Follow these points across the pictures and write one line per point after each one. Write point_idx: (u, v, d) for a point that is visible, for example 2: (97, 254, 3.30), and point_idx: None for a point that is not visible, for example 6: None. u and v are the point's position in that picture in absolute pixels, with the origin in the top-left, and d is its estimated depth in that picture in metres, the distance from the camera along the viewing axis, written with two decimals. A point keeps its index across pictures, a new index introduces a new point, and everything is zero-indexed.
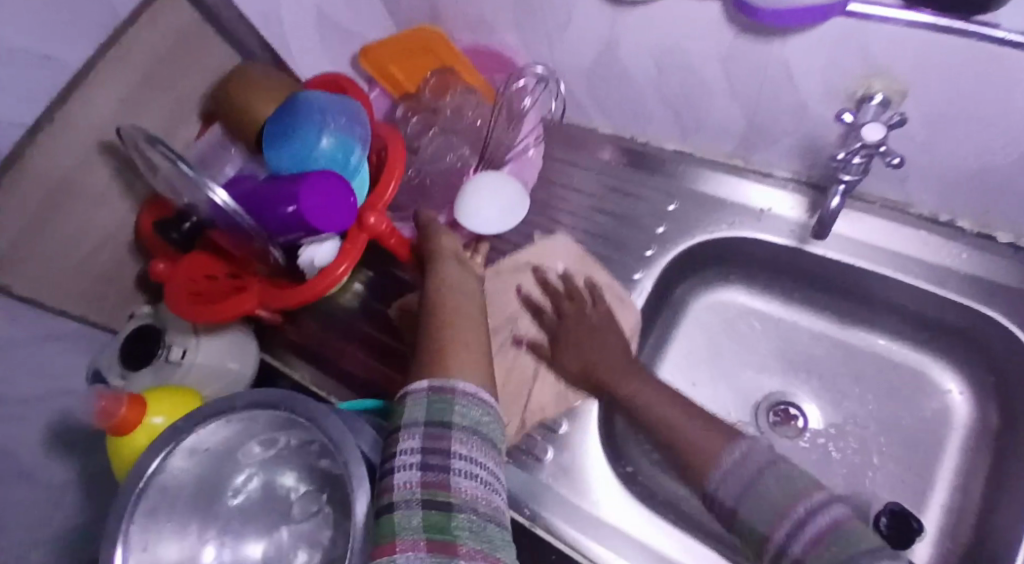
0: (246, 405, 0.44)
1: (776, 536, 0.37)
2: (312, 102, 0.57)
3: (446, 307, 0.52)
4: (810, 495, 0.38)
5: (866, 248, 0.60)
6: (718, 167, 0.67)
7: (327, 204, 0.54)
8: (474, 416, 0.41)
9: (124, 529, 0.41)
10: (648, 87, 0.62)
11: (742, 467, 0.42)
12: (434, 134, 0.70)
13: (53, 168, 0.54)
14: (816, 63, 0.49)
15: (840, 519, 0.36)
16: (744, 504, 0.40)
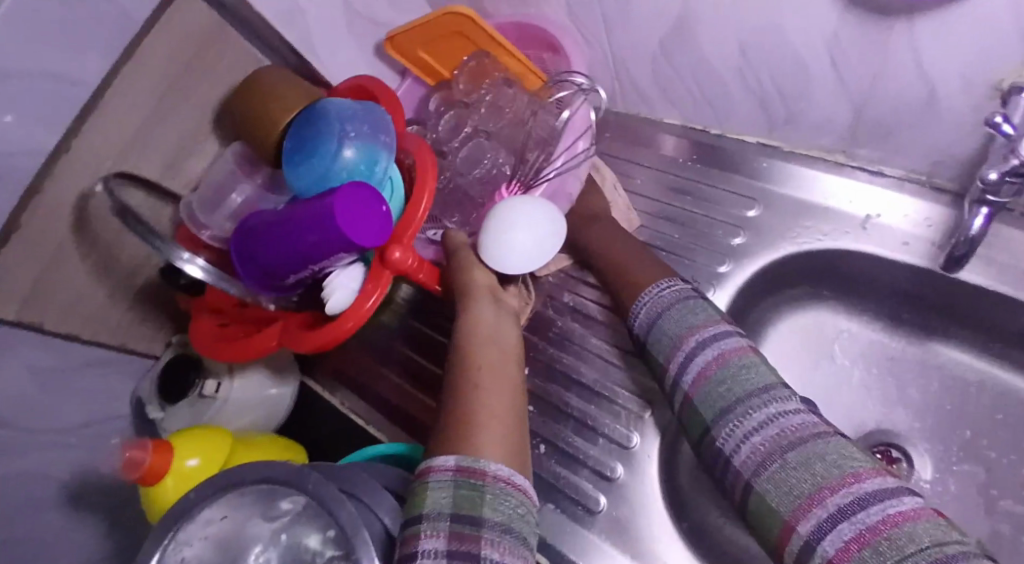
0: (253, 479, 0.41)
1: (672, 365, 0.44)
2: (330, 111, 0.50)
3: (474, 358, 0.47)
4: (708, 328, 0.43)
5: (1003, 270, 0.47)
6: (818, 164, 0.54)
7: (357, 219, 0.46)
8: (507, 511, 0.36)
9: None
10: (723, 71, 0.51)
11: (658, 303, 0.48)
12: (463, 142, 0.60)
13: (68, 201, 0.51)
14: (954, 44, 0.37)
15: (728, 350, 0.41)
16: (654, 330, 0.46)
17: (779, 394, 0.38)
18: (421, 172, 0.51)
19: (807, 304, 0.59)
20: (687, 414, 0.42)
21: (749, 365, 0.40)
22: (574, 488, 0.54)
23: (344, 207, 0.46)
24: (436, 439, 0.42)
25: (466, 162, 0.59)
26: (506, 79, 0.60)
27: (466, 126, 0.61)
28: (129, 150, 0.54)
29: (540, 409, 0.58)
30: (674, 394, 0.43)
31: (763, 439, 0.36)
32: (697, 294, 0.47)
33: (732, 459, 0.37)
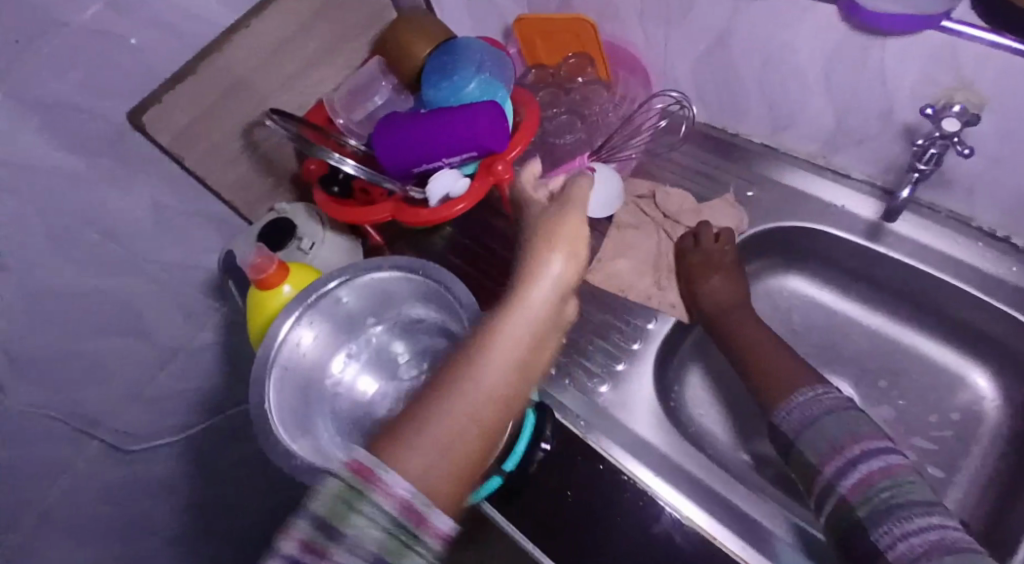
0: (389, 269, 0.56)
1: (828, 467, 0.50)
2: (468, 48, 0.69)
3: (475, 367, 0.35)
4: (872, 440, 0.50)
5: (926, 253, 0.65)
6: (801, 166, 0.73)
7: (487, 124, 0.62)
8: (378, 532, 0.27)
9: (292, 320, 0.56)
10: (747, 80, 0.69)
11: (807, 408, 0.56)
12: (562, 112, 0.81)
13: (237, 68, 0.65)
14: (908, 70, 0.56)
15: (895, 466, 0.48)
16: (810, 431, 0.53)
17: (941, 511, 0.44)
18: (528, 121, 0.68)
19: (781, 274, 0.76)
20: (836, 514, 0.48)
21: (912, 480, 0.47)
22: (583, 369, 0.69)
23: (482, 120, 0.63)
24: (408, 416, 0.34)
25: (559, 131, 0.81)
26: (597, 81, 0.79)
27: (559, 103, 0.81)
28: (288, 44, 0.69)
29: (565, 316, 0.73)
30: (826, 496, 0.49)
31: (922, 542, 0.42)
32: (855, 407, 0.54)
33: (885, 554, 0.43)
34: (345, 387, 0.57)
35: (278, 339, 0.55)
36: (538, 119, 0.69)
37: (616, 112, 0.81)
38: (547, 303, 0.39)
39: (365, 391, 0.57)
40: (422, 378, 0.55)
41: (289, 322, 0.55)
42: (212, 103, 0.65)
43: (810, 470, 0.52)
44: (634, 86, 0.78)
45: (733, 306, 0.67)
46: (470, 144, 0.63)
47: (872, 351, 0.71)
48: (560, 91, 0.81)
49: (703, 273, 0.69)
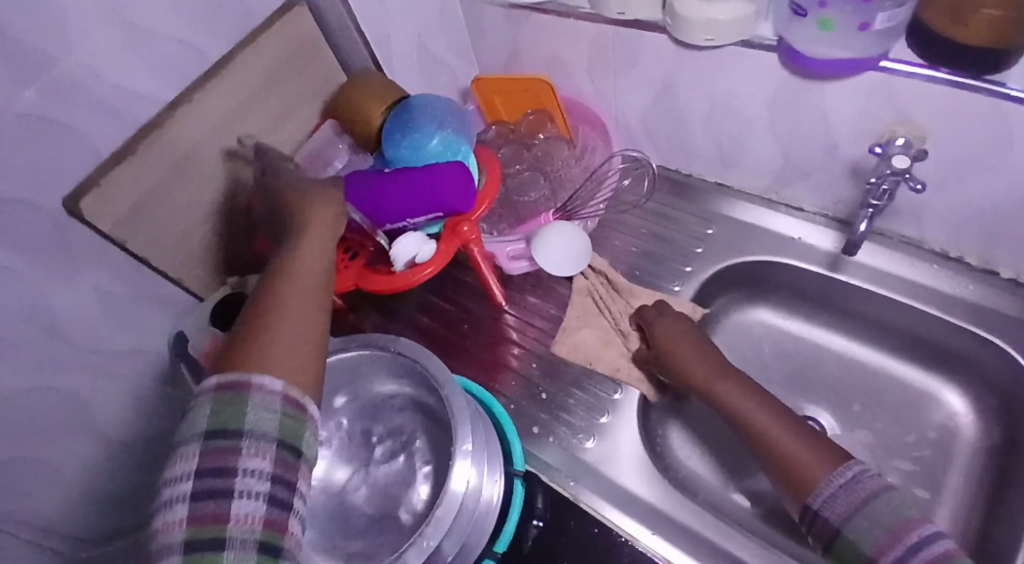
0: (357, 347, 0.53)
1: (885, 558, 0.40)
2: (427, 104, 0.67)
3: (277, 298, 0.44)
4: (927, 524, 0.40)
5: (884, 277, 0.67)
6: (755, 201, 0.75)
7: (455, 187, 0.62)
8: (272, 415, 0.37)
9: None
10: (698, 125, 0.71)
11: (848, 495, 0.44)
12: (524, 168, 0.79)
13: (181, 142, 0.64)
14: (848, 108, 0.58)
15: (954, 550, 0.38)
16: (853, 517, 0.43)
17: None
18: (491, 179, 0.68)
19: (747, 307, 0.77)
20: None
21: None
22: (566, 425, 0.67)
23: (450, 178, 0.62)
24: (234, 342, 0.41)
25: (523, 188, 0.78)
26: (558, 136, 0.79)
27: (522, 159, 0.79)
28: (235, 115, 0.68)
29: (540, 369, 0.72)
30: None
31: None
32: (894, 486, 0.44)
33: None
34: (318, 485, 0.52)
35: None
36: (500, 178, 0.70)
37: (579, 165, 0.79)
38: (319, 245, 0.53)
39: (340, 478, 0.53)
40: (404, 457, 0.53)
41: None
42: (157, 180, 0.63)
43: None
44: (595, 140, 0.79)
45: (719, 374, 0.62)
46: (439, 207, 0.63)
47: (844, 376, 0.72)
48: (522, 148, 0.80)
49: (676, 342, 0.65)
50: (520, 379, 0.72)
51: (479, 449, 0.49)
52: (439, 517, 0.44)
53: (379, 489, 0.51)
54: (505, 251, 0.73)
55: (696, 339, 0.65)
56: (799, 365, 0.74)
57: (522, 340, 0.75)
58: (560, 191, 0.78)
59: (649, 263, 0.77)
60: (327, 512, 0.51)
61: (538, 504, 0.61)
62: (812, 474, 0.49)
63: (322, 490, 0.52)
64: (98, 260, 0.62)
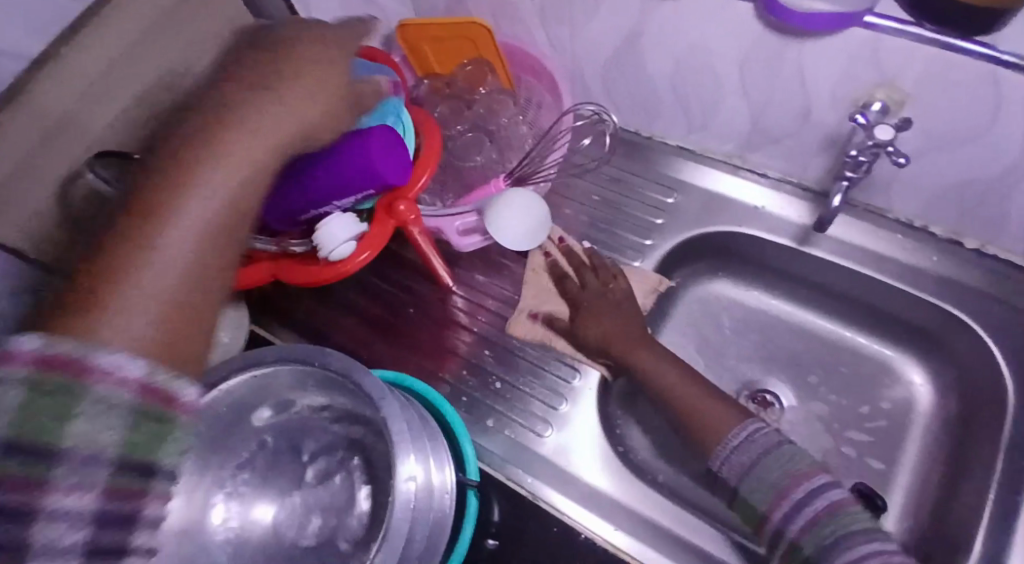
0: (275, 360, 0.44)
1: (774, 514, 0.46)
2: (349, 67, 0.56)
3: (157, 221, 0.33)
4: (811, 476, 0.47)
5: (850, 249, 0.64)
6: (718, 166, 0.70)
7: (388, 158, 0.52)
8: (116, 426, 0.24)
9: None
10: (662, 83, 0.64)
11: (743, 453, 0.50)
12: (466, 129, 0.72)
13: (49, 108, 0.51)
14: (828, 69, 0.52)
15: (837, 500, 0.45)
16: (746, 479, 0.49)
17: (881, 542, 0.43)
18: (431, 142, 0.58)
19: (705, 278, 0.73)
20: (789, 560, 0.45)
21: (856, 512, 0.45)
22: (521, 415, 0.62)
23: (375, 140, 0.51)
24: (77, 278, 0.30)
25: (469, 151, 0.72)
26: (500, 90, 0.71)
27: (462, 119, 0.72)
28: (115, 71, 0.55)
29: (494, 355, 0.66)
30: (775, 544, 0.47)
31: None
32: (785, 441, 0.50)
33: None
34: (239, 531, 0.43)
35: None
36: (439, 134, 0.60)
37: (527, 125, 0.72)
38: (219, 166, 0.36)
39: (263, 515, 0.44)
40: (341, 476, 0.46)
41: None
42: (19, 158, 0.50)
43: (756, 517, 0.48)
44: (540, 93, 0.71)
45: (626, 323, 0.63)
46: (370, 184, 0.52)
47: (804, 348, 0.70)
48: (461, 105, 0.72)
49: (593, 322, 0.63)
50: (472, 366, 0.66)
51: (424, 454, 0.43)
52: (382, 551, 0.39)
53: (315, 517, 0.44)
54: (454, 223, 0.66)
55: (614, 311, 0.63)
56: (759, 336, 0.71)
57: (472, 323, 0.69)
58: (509, 152, 0.73)
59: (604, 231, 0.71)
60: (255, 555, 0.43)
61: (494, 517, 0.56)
62: (710, 444, 0.53)
63: (243, 533, 0.43)
64: None
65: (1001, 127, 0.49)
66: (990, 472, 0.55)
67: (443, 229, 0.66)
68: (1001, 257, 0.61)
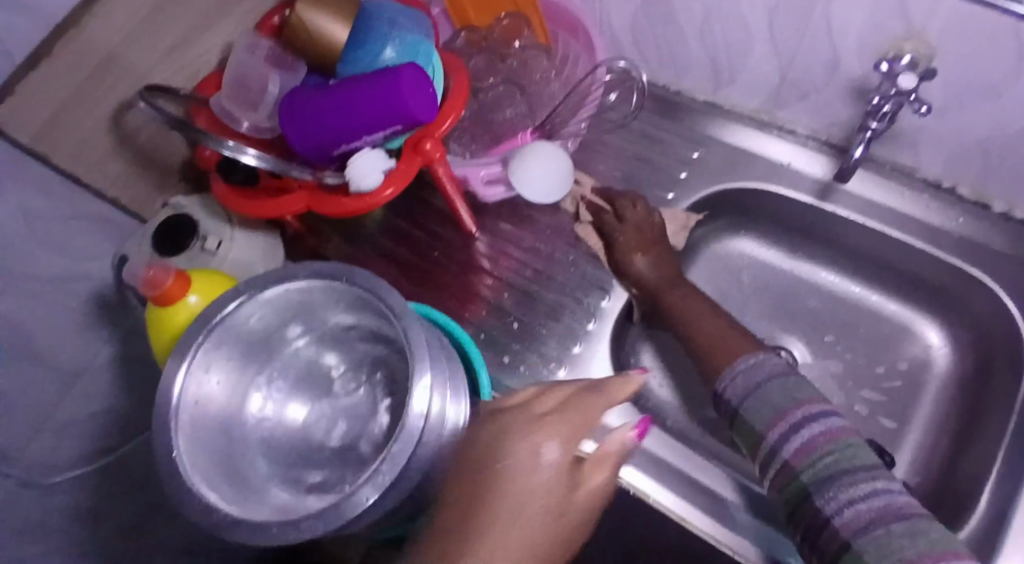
0: (305, 275, 0.45)
1: (771, 433, 0.47)
2: (381, 12, 0.60)
3: None
4: (811, 405, 0.47)
5: (873, 207, 0.64)
6: (745, 122, 0.70)
7: (416, 93, 0.54)
8: None
9: (184, 369, 0.43)
10: (692, 33, 0.64)
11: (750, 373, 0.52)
12: (498, 82, 0.73)
13: (98, 43, 0.57)
14: (856, 17, 0.52)
15: (834, 429, 0.45)
16: (750, 398, 0.50)
17: (885, 475, 0.41)
18: (458, 89, 0.60)
19: (727, 236, 0.74)
20: (784, 485, 0.45)
21: (856, 446, 0.44)
22: (537, 354, 0.65)
23: (403, 77, 0.53)
24: None
25: (500, 104, 0.72)
26: (534, 43, 0.71)
27: (496, 71, 0.73)
28: (161, 12, 0.60)
29: (514, 297, 0.69)
30: (771, 464, 0.46)
31: (868, 508, 0.39)
32: (793, 372, 0.51)
33: (831, 521, 0.40)
34: (273, 426, 0.48)
35: (173, 398, 0.42)
36: (470, 87, 0.62)
37: (560, 81, 0.72)
38: None
39: (295, 416, 0.49)
40: (366, 389, 0.50)
41: (181, 372, 0.43)
42: (73, 91, 0.57)
43: (754, 439, 0.48)
44: (576, 50, 0.72)
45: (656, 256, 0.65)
46: (399, 118, 0.55)
47: (821, 307, 0.71)
48: (495, 58, 0.73)
49: (639, 250, 0.66)
50: (494, 308, 0.69)
51: (441, 376, 0.44)
52: (393, 452, 0.40)
53: (340, 423, 0.49)
54: (479, 174, 0.68)
55: (652, 247, 0.66)
56: (778, 293, 0.72)
57: (495, 268, 0.71)
58: (539, 109, 0.73)
59: (628, 183, 0.73)
60: (287, 452, 0.48)
61: None
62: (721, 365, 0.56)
63: (277, 430, 0.48)
64: None
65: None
66: (1000, 431, 0.55)
67: (468, 179, 0.68)
68: None
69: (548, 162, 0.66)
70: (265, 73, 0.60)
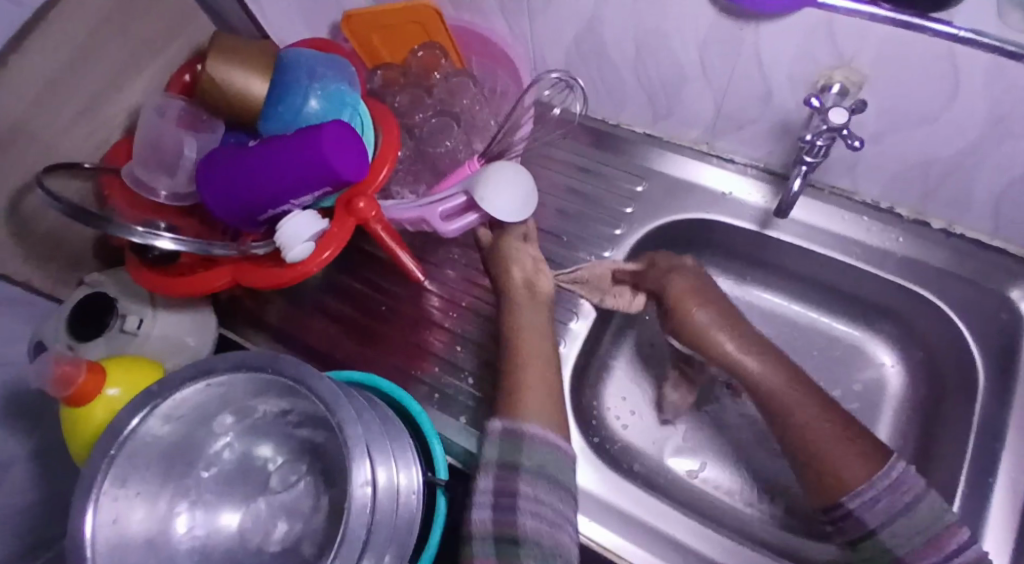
0: (225, 369, 0.42)
1: (879, 520, 0.45)
2: (299, 62, 0.56)
3: None
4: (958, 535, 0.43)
5: (818, 232, 0.64)
6: (685, 152, 0.69)
7: (343, 152, 0.51)
8: None
9: (93, 497, 0.39)
10: (625, 69, 0.63)
11: (889, 494, 0.45)
12: (431, 115, 0.69)
13: (1, 119, 0.51)
14: (786, 49, 0.52)
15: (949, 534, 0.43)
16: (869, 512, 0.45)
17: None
18: (388, 140, 0.58)
19: None
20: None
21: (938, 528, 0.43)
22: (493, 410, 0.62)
23: (326, 138, 0.50)
24: None
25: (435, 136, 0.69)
26: (456, 73, 0.69)
27: (424, 105, 0.69)
28: (62, 81, 0.54)
29: (467, 350, 0.66)
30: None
31: None
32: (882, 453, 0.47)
33: None
34: (206, 539, 0.43)
35: (87, 534, 0.38)
36: (399, 133, 0.60)
37: (495, 114, 0.70)
38: None
39: (229, 522, 0.45)
40: (306, 481, 0.46)
41: (91, 503, 0.39)
42: None
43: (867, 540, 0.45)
44: (505, 80, 0.70)
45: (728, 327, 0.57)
46: (326, 179, 0.52)
47: (775, 332, 0.70)
48: (421, 92, 0.69)
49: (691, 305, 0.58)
50: (444, 365, 0.65)
51: (381, 447, 0.42)
52: (345, 542, 0.37)
53: (280, 521, 0.45)
54: (438, 211, 0.60)
55: (686, 301, 0.59)
56: None
57: (445, 319, 0.68)
58: (475, 139, 0.70)
59: (574, 221, 0.71)
60: (222, 561, 0.43)
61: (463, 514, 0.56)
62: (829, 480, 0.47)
63: (210, 540, 0.44)
64: None
65: (960, 105, 0.48)
66: (959, 451, 0.55)
67: (427, 219, 0.60)
68: (971, 235, 0.61)
69: (516, 183, 0.58)
70: (180, 135, 0.56)
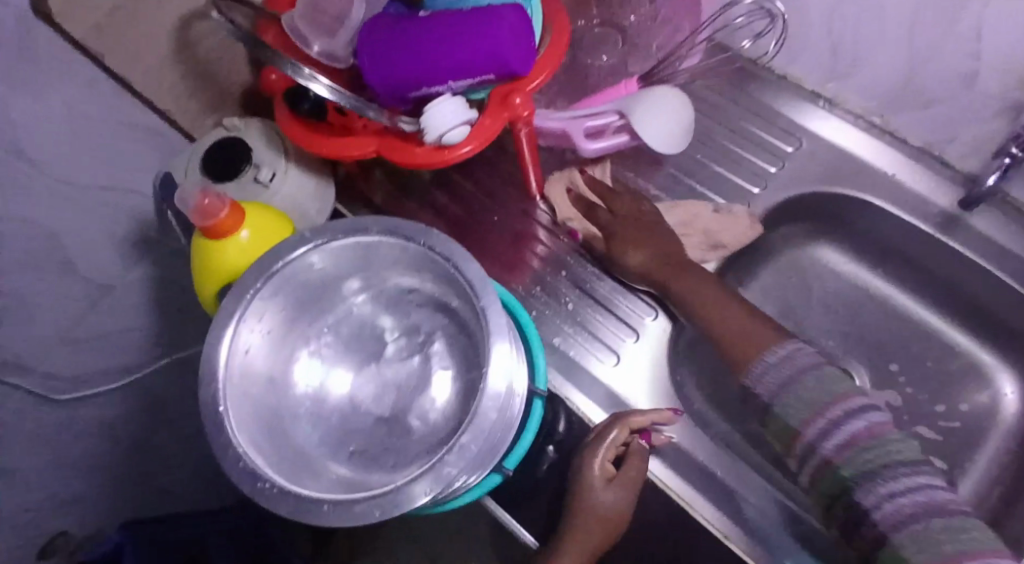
0: (377, 231, 0.43)
1: (810, 430, 0.45)
2: None
3: None
4: (848, 399, 0.45)
5: (979, 241, 0.57)
6: (849, 121, 0.63)
7: (517, 41, 0.49)
8: None
9: (235, 319, 0.41)
10: (814, 16, 0.57)
11: (783, 368, 0.48)
12: (595, 23, 0.65)
13: None
14: (1011, 26, 0.46)
15: (873, 425, 0.44)
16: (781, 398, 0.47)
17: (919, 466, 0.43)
18: (556, 40, 0.54)
19: (806, 243, 0.69)
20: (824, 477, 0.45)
21: (896, 440, 0.44)
22: (589, 339, 0.61)
23: (505, 22, 0.48)
24: None
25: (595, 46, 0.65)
26: None
27: (588, 12, 0.65)
28: None
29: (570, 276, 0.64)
30: (805, 461, 0.46)
31: (909, 503, 0.41)
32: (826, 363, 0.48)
33: (873, 514, 0.42)
34: (317, 393, 0.45)
35: (222, 354, 0.40)
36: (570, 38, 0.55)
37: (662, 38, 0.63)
38: None
39: (340, 382, 0.45)
40: (420, 358, 0.46)
41: (231, 324, 0.41)
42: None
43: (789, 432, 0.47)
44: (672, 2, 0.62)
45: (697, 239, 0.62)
46: (492, 67, 0.50)
47: (890, 331, 0.67)
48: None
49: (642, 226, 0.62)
50: (543, 286, 0.64)
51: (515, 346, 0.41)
52: (474, 425, 0.36)
53: (390, 393, 0.45)
54: (584, 127, 0.57)
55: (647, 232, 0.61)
56: (848, 309, 0.68)
57: (554, 242, 0.66)
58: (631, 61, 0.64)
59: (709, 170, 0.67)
60: (329, 416, 0.44)
61: (558, 430, 0.55)
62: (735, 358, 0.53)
63: (321, 394, 0.45)
64: (48, 72, 0.51)
65: None
66: None
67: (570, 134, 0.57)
68: None
69: (671, 110, 0.56)
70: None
